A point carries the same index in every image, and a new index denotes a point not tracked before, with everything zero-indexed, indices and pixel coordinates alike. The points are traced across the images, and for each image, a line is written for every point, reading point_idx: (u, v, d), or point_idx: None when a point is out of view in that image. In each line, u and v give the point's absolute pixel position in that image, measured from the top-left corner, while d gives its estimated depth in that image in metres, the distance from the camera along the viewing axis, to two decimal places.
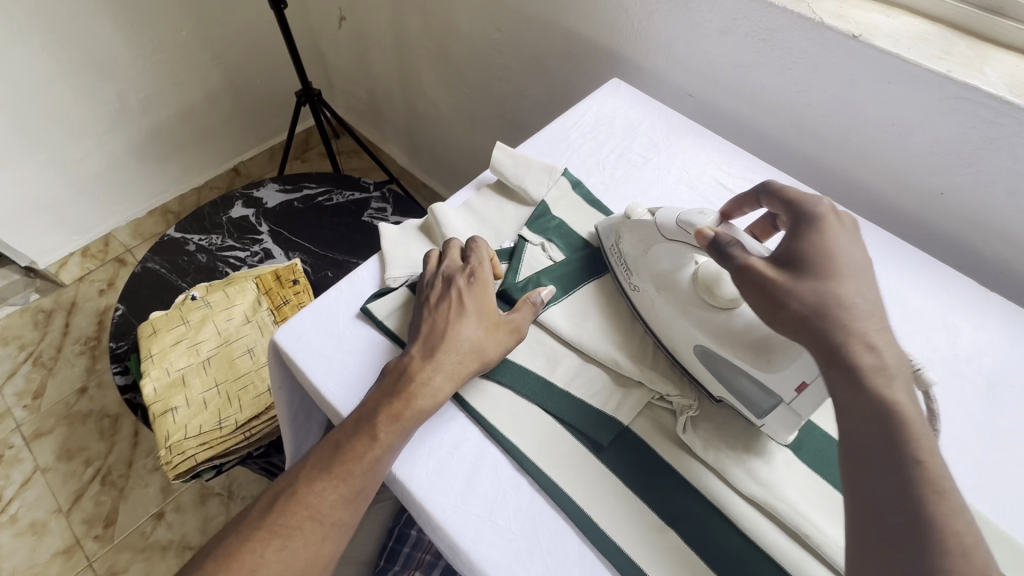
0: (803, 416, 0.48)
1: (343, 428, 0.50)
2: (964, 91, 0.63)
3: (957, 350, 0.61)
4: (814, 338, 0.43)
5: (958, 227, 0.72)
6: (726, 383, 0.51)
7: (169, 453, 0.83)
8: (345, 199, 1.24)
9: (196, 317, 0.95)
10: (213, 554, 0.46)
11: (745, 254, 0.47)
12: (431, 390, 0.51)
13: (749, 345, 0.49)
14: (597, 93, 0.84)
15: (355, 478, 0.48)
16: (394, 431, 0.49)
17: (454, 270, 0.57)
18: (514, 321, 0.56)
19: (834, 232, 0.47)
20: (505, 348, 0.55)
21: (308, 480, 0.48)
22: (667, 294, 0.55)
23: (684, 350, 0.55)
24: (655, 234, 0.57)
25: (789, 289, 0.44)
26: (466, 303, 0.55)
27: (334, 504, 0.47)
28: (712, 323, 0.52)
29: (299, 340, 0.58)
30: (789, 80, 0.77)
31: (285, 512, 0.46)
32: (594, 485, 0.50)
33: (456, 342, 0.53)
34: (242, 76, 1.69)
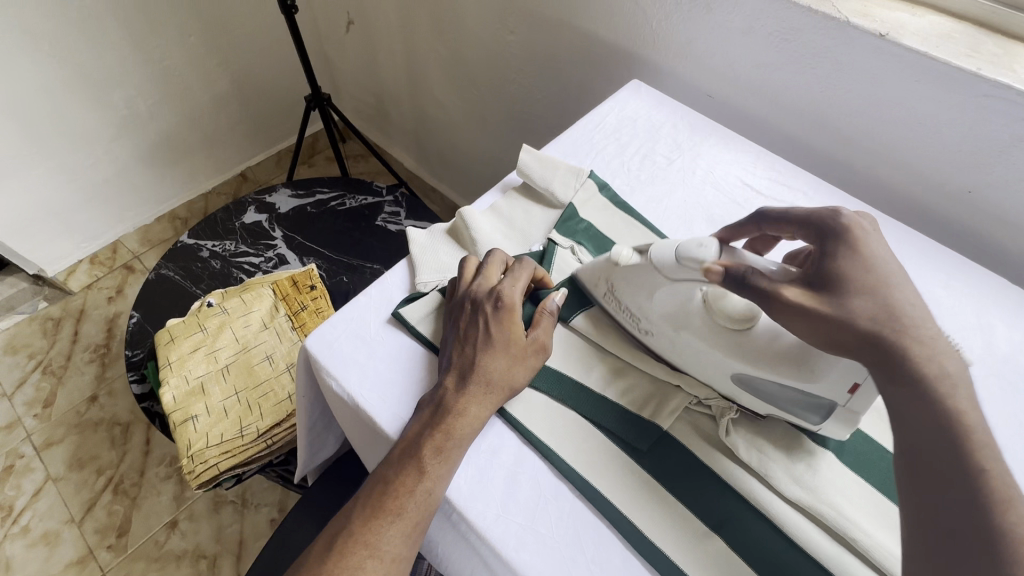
0: (860, 412, 0.47)
1: (389, 462, 0.49)
2: (994, 90, 0.63)
3: (993, 350, 0.61)
4: (875, 358, 0.41)
5: (986, 225, 0.72)
6: (772, 399, 0.50)
7: (190, 462, 0.82)
8: (359, 204, 1.23)
9: (214, 324, 0.94)
10: None
11: (767, 282, 0.46)
12: (466, 417, 0.50)
13: (788, 359, 0.47)
14: (618, 95, 0.83)
15: (408, 513, 0.47)
16: (439, 464, 0.48)
17: (480, 291, 0.55)
18: (538, 339, 0.54)
19: (868, 240, 0.46)
20: (535, 369, 0.53)
21: (362, 520, 0.47)
22: (685, 330, 0.52)
23: (720, 380, 0.52)
24: (654, 274, 0.52)
25: (843, 315, 0.42)
26: (492, 325, 0.52)
27: (392, 541, 0.46)
28: (743, 347, 0.49)
29: (330, 347, 0.57)
30: (813, 79, 0.76)
31: (342, 554, 0.46)
32: (635, 492, 0.50)
33: (485, 366, 0.51)
34: (249, 82, 1.69)
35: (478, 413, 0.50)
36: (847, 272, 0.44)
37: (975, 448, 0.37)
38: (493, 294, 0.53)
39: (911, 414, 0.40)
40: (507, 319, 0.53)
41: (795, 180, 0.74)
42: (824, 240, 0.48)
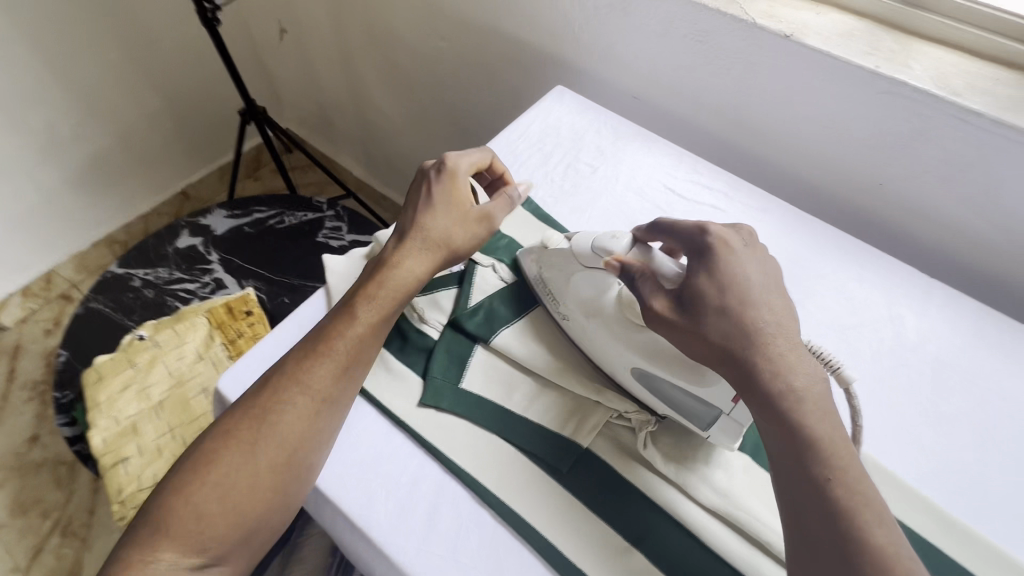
0: (745, 424, 0.48)
1: (326, 316, 0.53)
2: (893, 87, 0.65)
3: (903, 340, 0.63)
4: (730, 368, 0.43)
5: (898, 216, 0.74)
6: (666, 401, 0.51)
7: (122, 507, 0.79)
8: (298, 220, 1.20)
9: (144, 359, 0.91)
10: (203, 444, 0.47)
11: (648, 287, 0.48)
12: (403, 270, 0.54)
13: (681, 363, 0.49)
14: (541, 102, 0.83)
15: (343, 356, 0.51)
16: (372, 310, 0.53)
17: (428, 164, 0.60)
18: (485, 209, 0.58)
19: (733, 255, 0.46)
20: (477, 234, 0.57)
21: (297, 361, 0.50)
22: (595, 318, 0.54)
23: (621, 373, 0.54)
24: (573, 261, 0.56)
25: (694, 331, 0.44)
26: (435, 190, 0.57)
27: (324, 379, 0.49)
28: (647, 344, 0.51)
29: (244, 387, 0.56)
30: (729, 80, 0.77)
31: (277, 388, 0.49)
32: (557, 514, 0.50)
33: (428, 226, 0.56)
34: (181, 97, 1.62)
35: (414, 267, 0.55)
36: (703, 290, 0.45)
37: None
38: (438, 162, 0.58)
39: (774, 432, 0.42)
40: (450, 184, 0.58)
41: (716, 181, 0.75)
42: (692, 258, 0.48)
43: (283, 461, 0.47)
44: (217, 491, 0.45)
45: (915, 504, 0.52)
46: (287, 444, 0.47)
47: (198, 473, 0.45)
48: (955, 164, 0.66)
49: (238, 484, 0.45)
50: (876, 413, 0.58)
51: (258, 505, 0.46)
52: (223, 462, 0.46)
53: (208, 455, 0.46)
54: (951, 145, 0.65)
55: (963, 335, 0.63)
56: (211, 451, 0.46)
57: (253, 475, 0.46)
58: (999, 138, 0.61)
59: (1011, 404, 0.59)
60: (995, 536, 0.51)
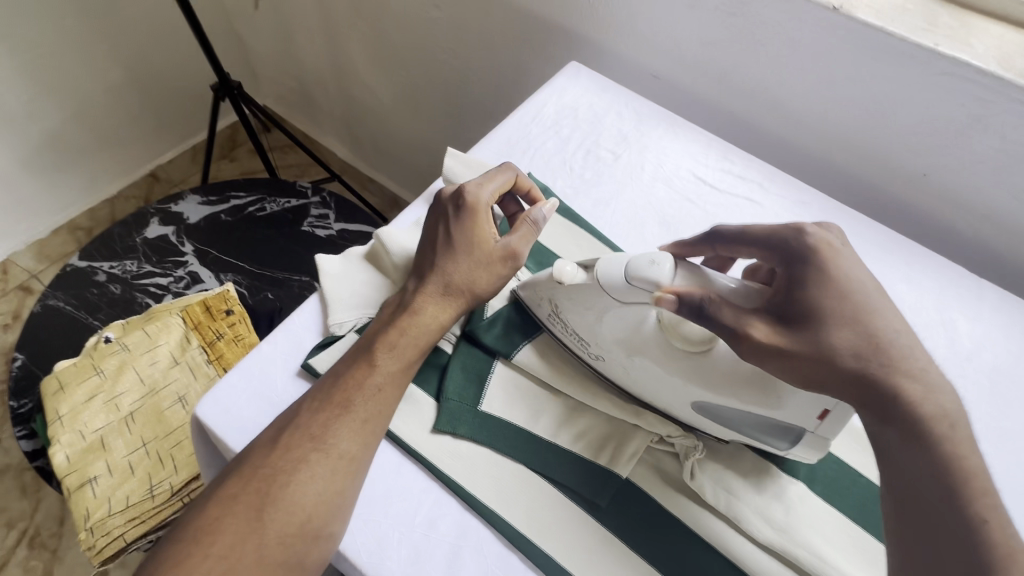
0: (831, 437, 0.43)
1: (342, 360, 0.46)
2: (953, 67, 0.59)
3: (957, 348, 0.58)
4: (863, 397, 0.39)
5: (943, 210, 0.68)
6: (737, 429, 0.45)
7: (90, 536, 0.71)
8: (280, 207, 1.10)
9: (111, 366, 0.82)
10: (201, 508, 0.41)
11: (729, 315, 0.40)
12: (422, 315, 0.47)
13: (748, 380, 0.43)
14: (555, 80, 0.75)
15: (361, 406, 0.43)
16: (393, 356, 0.45)
17: (445, 193, 0.51)
18: (511, 245, 0.49)
19: (840, 260, 0.42)
20: (500, 276, 0.49)
21: (309, 413, 0.43)
22: (640, 354, 0.46)
23: (680, 409, 0.47)
24: (601, 296, 0.45)
25: (823, 356, 0.39)
26: (454, 225, 0.49)
27: (340, 434, 0.42)
28: (707, 373, 0.44)
29: (227, 412, 0.48)
30: (764, 57, 0.70)
31: (289, 444, 0.42)
32: (596, 558, 0.44)
33: (448, 266, 0.48)
34: (146, 69, 1.48)
35: (435, 314, 0.47)
36: (821, 301, 0.41)
37: None
38: (457, 193, 0.50)
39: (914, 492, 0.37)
40: (472, 217, 0.49)
41: (750, 170, 0.69)
42: (788, 264, 0.43)
43: (296, 531, 0.39)
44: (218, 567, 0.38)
45: None
46: (300, 512, 0.40)
47: (197, 542, 0.39)
48: (1013, 154, 0.60)
49: (242, 558, 0.38)
50: None
51: None
52: (224, 531, 0.39)
53: (207, 522, 0.39)
54: (1012, 133, 0.59)
55: (1020, 342, 0.58)
56: (210, 515, 0.40)
57: (259, 548, 0.39)
58: None
59: None
60: None
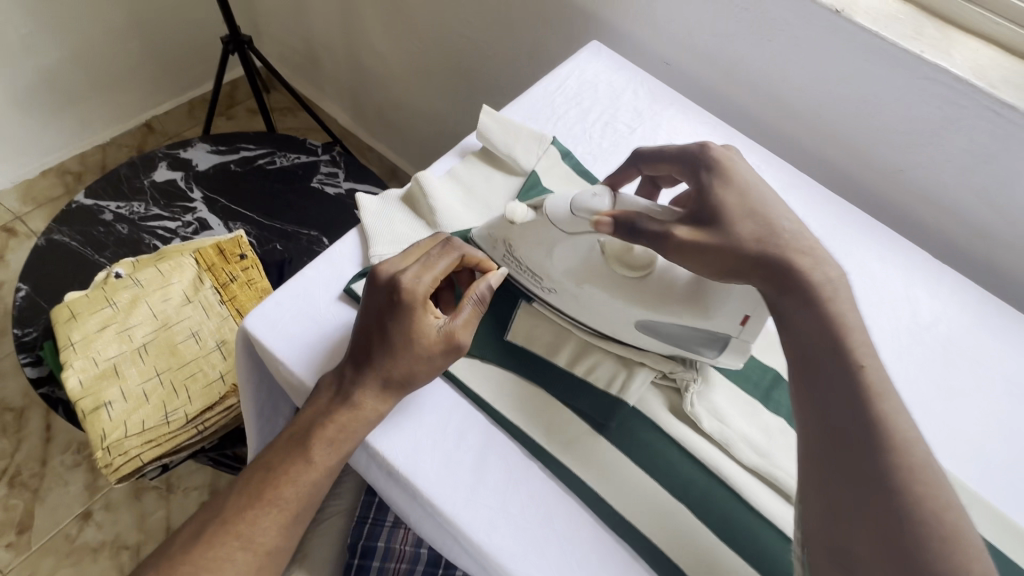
0: (751, 342, 0.51)
1: (274, 449, 0.47)
2: (934, 73, 0.66)
3: (919, 319, 0.66)
4: (770, 278, 0.45)
5: (914, 204, 0.77)
6: (675, 342, 0.52)
7: (107, 455, 0.73)
8: (290, 162, 1.12)
9: (125, 299, 0.83)
10: None
11: (656, 224, 0.48)
12: (362, 410, 0.47)
13: (685, 299, 0.50)
14: (578, 56, 0.80)
15: (292, 504, 0.46)
16: (326, 453, 0.46)
17: (383, 279, 0.49)
18: (452, 334, 0.48)
19: (736, 167, 0.50)
20: (445, 366, 0.48)
21: (238, 508, 0.45)
22: (588, 283, 0.52)
23: (624, 330, 0.53)
24: (550, 230, 0.51)
25: (734, 244, 0.46)
26: (392, 317, 0.47)
27: (267, 530, 0.45)
28: (648, 295, 0.51)
29: (275, 326, 0.52)
30: (769, 52, 0.77)
31: (215, 539, 0.44)
32: (606, 471, 0.50)
33: (388, 362, 0.47)
34: (150, 15, 1.46)
35: (376, 408, 0.47)
36: (724, 200, 0.48)
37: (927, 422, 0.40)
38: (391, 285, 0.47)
39: (817, 390, 0.42)
40: (409, 314, 0.47)
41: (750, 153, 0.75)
42: (695, 171, 0.52)
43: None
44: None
45: None
46: None
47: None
48: (977, 156, 0.69)
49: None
50: (892, 383, 0.61)
51: None
52: None
53: None
54: (977, 136, 0.67)
55: (971, 318, 0.67)
56: None
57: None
58: None
59: (1013, 384, 0.63)
60: (995, 497, 0.56)
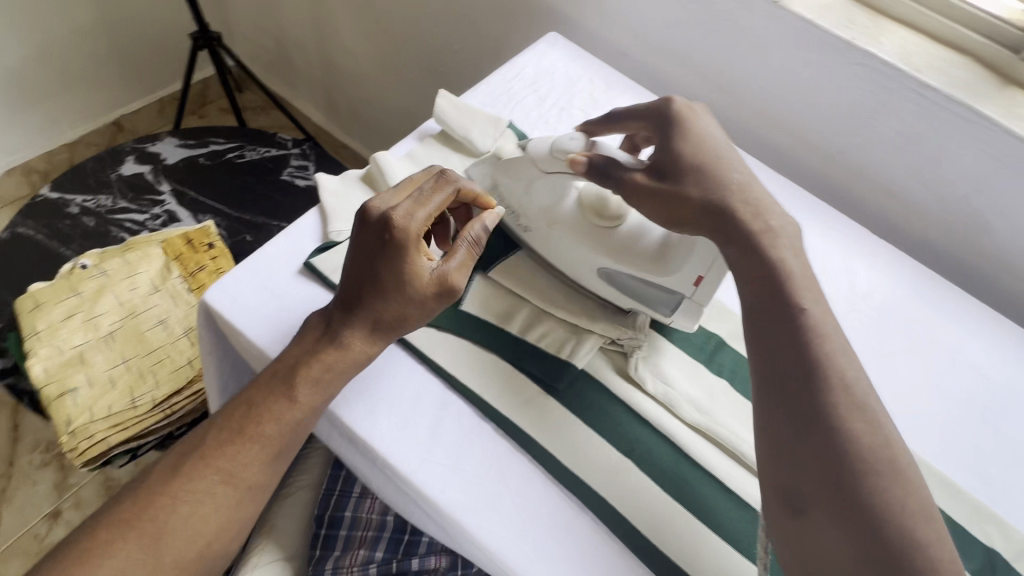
0: (704, 304, 0.54)
1: (257, 386, 0.48)
2: (865, 58, 0.71)
3: (855, 289, 0.70)
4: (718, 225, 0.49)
5: (854, 183, 0.81)
6: (631, 291, 0.56)
7: (72, 439, 0.74)
8: (260, 155, 1.13)
9: (91, 288, 0.83)
10: (107, 521, 0.44)
11: (621, 168, 0.51)
12: (351, 351, 0.48)
13: (648, 256, 0.54)
14: (536, 46, 0.83)
15: (274, 441, 0.47)
16: (313, 391, 0.48)
17: (375, 216, 0.48)
18: (447, 278, 0.49)
19: (698, 125, 0.53)
20: (439, 308, 0.50)
21: (218, 444, 0.46)
22: (558, 226, 0.57)
23: (586, 274, 0.58)
24: (530, 167, 0.57)
25: (681, 191, 0.50)
26: (385, 258, 0.47)
27: (248, 466, 0.46)
28: (611, 245, 0.55)
29: (235, 299, 0.53)
30: (717, 42, 0.81)
31: (194, 473, 0.45)
32: (556, 428, 0.52)
33: (378, 304, 0.48)
34: (118, 13, 1.46)
35: (365, 348, 0.49)
36: (683, 153, 0.51)
37: (840, 369, 0.43)
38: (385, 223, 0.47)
39: (766, 342, 0.46)
40: (403, 255, 0.47)
41: None
42: (659, 128, 0.55)
43: (195, 553, 0.45)
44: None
45: None
46: (198, 538, 0.45)
47: (85, 563, 0.42)
48: (907, 136, 0.73)
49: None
50: None
51: None
52: (119, 556, 0.43)
53: (107, 540, 0.43)
54: (906, 117, 0.72)
55: (903, 287, 0.71)
56: (111, 533, 0.43)
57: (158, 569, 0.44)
58: (950, 112, 0.69)
59: (940, 346, 0.67)
60: (923, 450, 0.60)
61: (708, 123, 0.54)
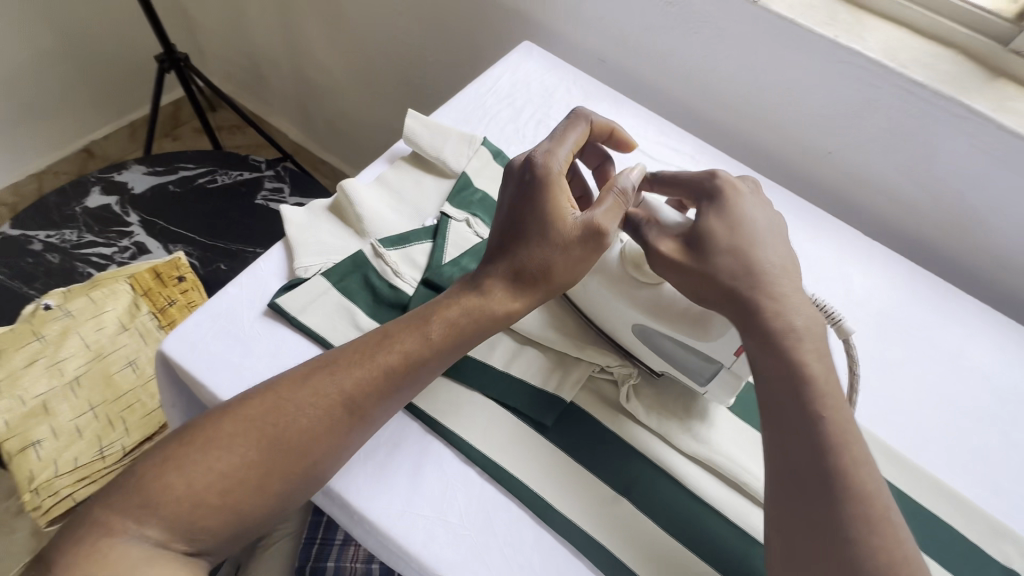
0: (744, 376, 0.49)
1: (397, 321, 0.48)
2: (848, 56, 0.68)
3: (852, 296, 0.68)
4: (735, 311, 0.46)
5: (844, 183, 0.79)
6: (666, 356, 0.51)
7: (35, 497, 0.71)
8: (233, 179, 1.09)
9: (54, 331, 0.78)
10: (228, 412, 0.42)
11: (653, 232, 0.50)
12: (491, 298, 0.47)
13: (686, 318, 0.49)
14: (509, 57, 0.80)
15: (398, 373, 0.45)
16: (446, 331, 0.46)
17: (522, 162, 0.50)
18: (593, 220, 0.47)
19: (740, 198, 0.49)
20: (577, 256, 0.47)
21: (348, 366, 0.44)
22: (596, 276, 0.53)
23: (623, 331, 0.53)
24: None
25: (706, 271, 0.46)
26: (530, 199, 0.48)
27: (369, 393, 0.44)
28: (649, 301, 0.50)
29: (195, 348, 0.50)
30: (695, 44, 0.78)
31: (322, 386, 0.43)
32: (546, 468, 0.49)
33: (523, 249, 0.47)
34: (80, 37, 1.41)
35: (503, 296, 0.47)
36: (714, 230, 0.47)
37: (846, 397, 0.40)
38: (533, 163, 0.49)
39: (780, 427, 0.43)
40: (549, 193, 0.48)
41: (684, 143, 0.75)
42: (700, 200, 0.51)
43: (299, 475, 0.41)
44: (223, 483, 0.39)
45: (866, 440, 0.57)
46: (307, 456, 0.42)
47: (206, 451, 0.40)
48: (897, 134, 0.71)
49: (249, 479, 0.40)
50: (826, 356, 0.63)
51: (264, 503, 0.40)
52: (237, 446, 0.40)
53: (230, 431, 0.41)
54: (894, 115, 0.70)
55: (900, 291, 0.68)
56: (230, 425, 0.41)
57: (267, 476, 0.41)
58: (939, 109, 0.66)
59: (944, 352, 0.64)
60: (931, 466, 0.57)
61: (752, 197, 0.50)
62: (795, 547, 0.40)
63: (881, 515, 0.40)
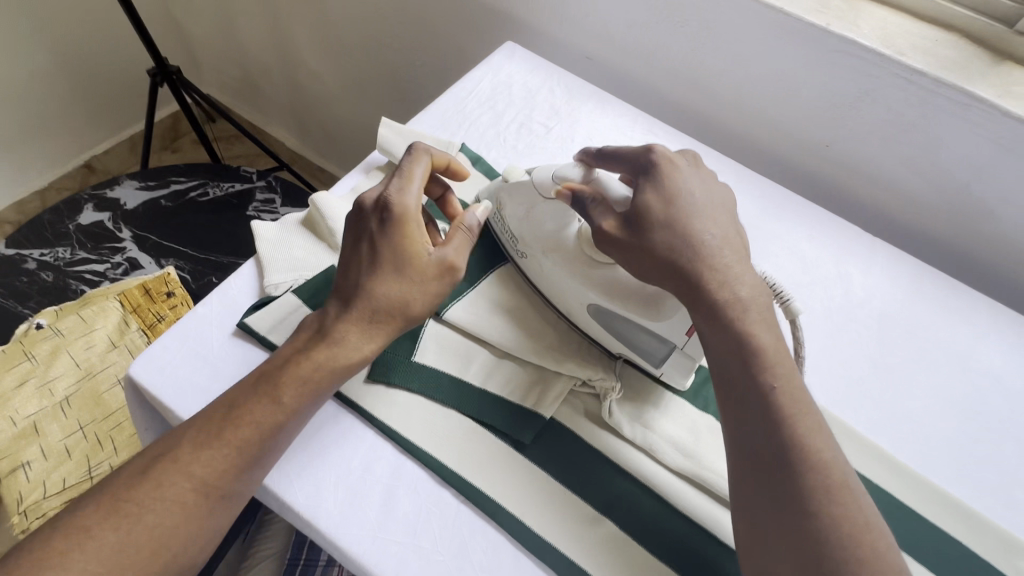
0: (696, 358, 0.49)
1: (241, 386, 0.44)
2: (842, 45, 0.65)
3: (851, 297, 0.64)
4: (678, 287, 0.45)
5: (843, 178, 0.76)
6: (623, 338, 0.51)
7: (23, 519, 0.69)
8: (224, 192, 1.09)
9: (45, 351, 0.79)
10: (59, 530, 0.38)
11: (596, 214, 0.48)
12: (346, 347, 0.45)
13: (640, 298, 0.48)
14: (490, 59, 0.78)
15: (252, 445, 0.42)
16: (300, 394, 0.44)
17: (369, 203, 0.48)
18: (447, 259, 0.47)
19: (677, 171, 0.49)
20: (436, 295, 0.47)
21: (196, 445, 0.41)
22: (552, 253, 0.52)
23: (578, 311, 0.52)
24: (533, 192, 0.53)
25: (643, 247, 0.46)
26: (382, 241, 0.47)
27: (223, 471, 0.41)
28: (602, 281, 0.49)
29: (162, 372, 0.49)
30: (684, 38, 0.75)
31: (164, 475, 0.40)
32: (526, 488, 0.47)
33: (371, 292, 0.46)
34: (76, 54, 1.42)
35: (359, 344, 0.46)
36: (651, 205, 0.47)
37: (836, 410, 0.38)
38: (382, 204, 0.47)
39: (734, 427, 0.42)
40: (402, 234, 0.47)
41: (673, 142, 0.73)
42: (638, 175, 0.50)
43: (156, 571, 0.39)
44: None
45: (868, 450, 0.54)
46: (160, 552, 0.39)
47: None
48: (898, 125, 0.67)
49: None
50: (825, 363, 0.60)
51: None
52: (74, 563, 0.37)
53: (66, 547, 0.37)
54: (895, 106, 0.66)
55: (904, 291, 0.65)
56: (66, 541, 0.37)
57: None
58: (940, 97, 0.63)
59: (951, 354, 0.61)
60: (939, 477, 0.54)
61: (690, 172, 0.50)
62: (760, 527, 0.39)
63: (845, 497, 0.38)
